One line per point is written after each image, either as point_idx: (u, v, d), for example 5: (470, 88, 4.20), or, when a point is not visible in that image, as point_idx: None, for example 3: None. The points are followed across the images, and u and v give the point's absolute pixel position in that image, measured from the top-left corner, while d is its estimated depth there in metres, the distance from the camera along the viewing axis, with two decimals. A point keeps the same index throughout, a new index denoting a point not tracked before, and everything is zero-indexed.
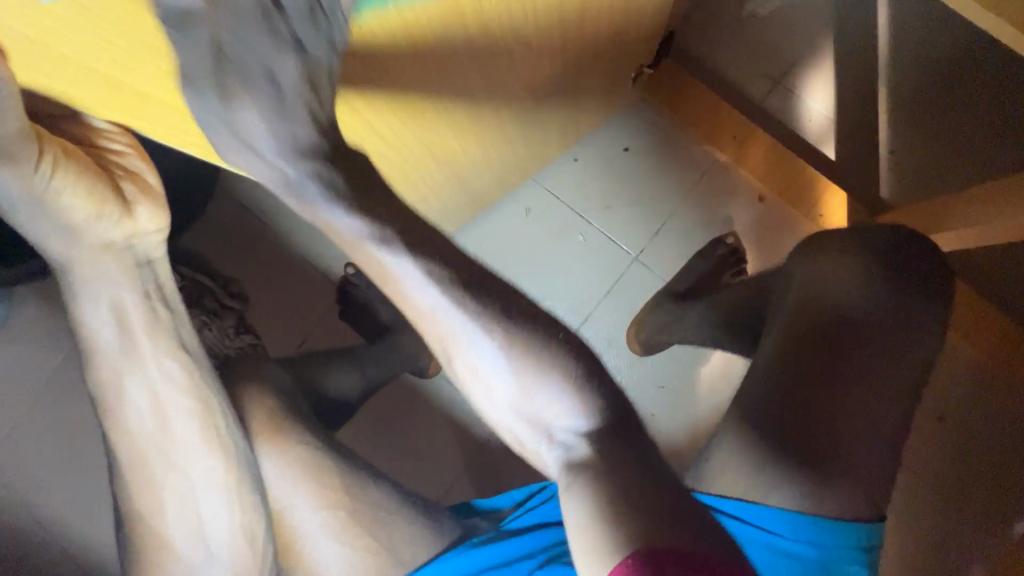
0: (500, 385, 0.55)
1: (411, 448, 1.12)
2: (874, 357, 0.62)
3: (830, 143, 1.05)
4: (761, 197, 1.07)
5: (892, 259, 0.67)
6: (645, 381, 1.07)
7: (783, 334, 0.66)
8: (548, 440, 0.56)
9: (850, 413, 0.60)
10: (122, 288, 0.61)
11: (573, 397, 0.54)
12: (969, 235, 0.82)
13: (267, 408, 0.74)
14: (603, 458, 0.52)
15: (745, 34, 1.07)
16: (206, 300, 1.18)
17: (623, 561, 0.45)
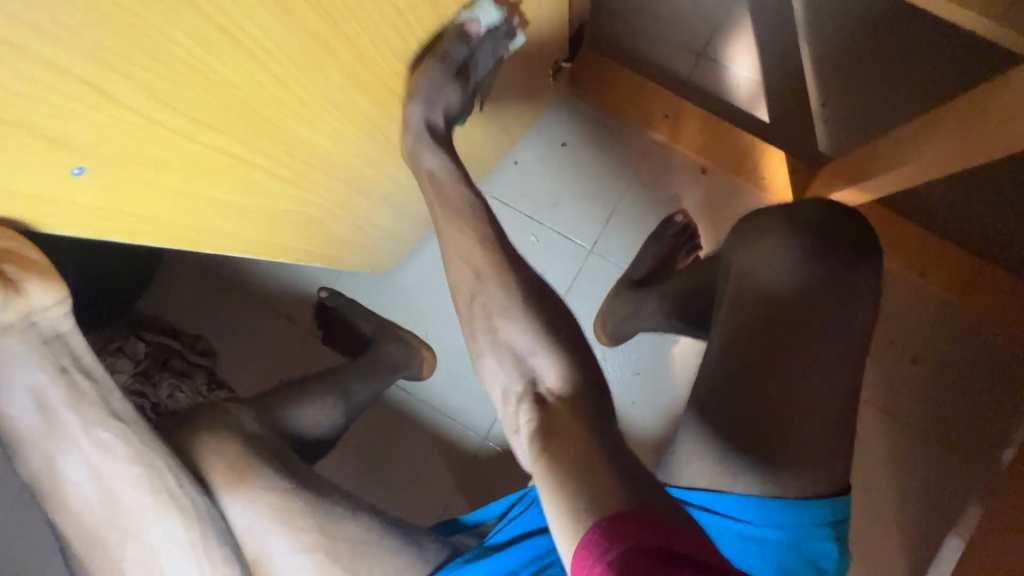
0: (506, 338, 0.61)
1: (400, 478, 1.10)
2: (817, 328, 0.61)
3: (762, 107, 1.06)
4: (704, 169, 1.06)
5: (819, 228, 0.65)
6: (621, 370, 1.06)
7: (719, 333, 0.64)
8: (524, 398, 0.59)
9: (802, 386, 0.60)
10: (37, 371, 0.49)
11: (553, 360, 0.58)
12: (898, 176, 0.81)
13: (232, 451, 0.68)
14: (576, 424, 0.54)
15: (663, 12, 1.07)
16: (173, 362, 1.14)
17: (589, 529, 0.46)
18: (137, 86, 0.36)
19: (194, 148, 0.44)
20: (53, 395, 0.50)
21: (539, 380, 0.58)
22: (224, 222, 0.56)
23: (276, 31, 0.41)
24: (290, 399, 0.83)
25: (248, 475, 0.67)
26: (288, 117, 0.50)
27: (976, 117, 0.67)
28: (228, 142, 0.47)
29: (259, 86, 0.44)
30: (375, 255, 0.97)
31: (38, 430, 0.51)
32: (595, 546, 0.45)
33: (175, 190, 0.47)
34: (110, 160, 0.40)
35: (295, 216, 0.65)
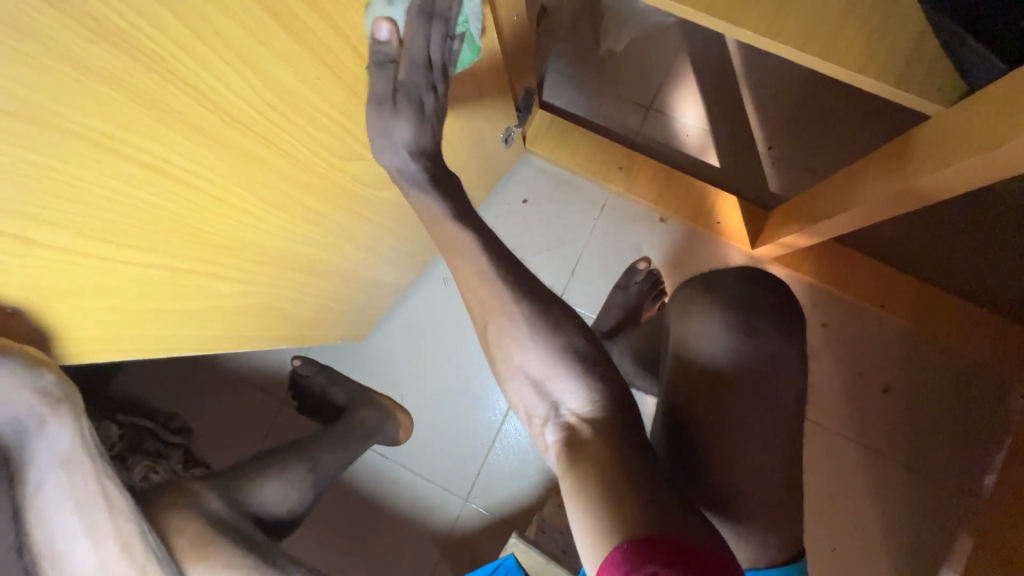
0: (527, 356, 0.56)
1: (382, 547, 1.07)
2: (759, 385, 0.63)
3: (711, 153, 1.09)
4: (661, 219, 1.09)
5: (747, 301, 0.68)
6: None
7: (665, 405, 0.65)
8: (552, 419, 0.55)
9: (750, 440, 0.62)
10: (94, 486, 0.48)
11: (580, 377, 0.54)
12: (839, 222, 0.79)
13: (192, 527, 0.63)
14: (606, 444, 0.51)
15: (609, 71, 1.11)
16: (148, 443, 1.10)
17: (616, 548, 0.42)
18: (63, 228, 0.37)
19: (134, 270, 0.45)
20: (105, 502, 0.49)
21: (563, 402, 0.55)
22: (170, 328, 0.56)
23: (203, 156, 0.43)
24: (247, 476, 0.77)
25: (213, 552, 0.61)
26: (228, 225, 0.51)
27: (898, 143, 0.68)
28: (170, 258, 0.48)
29: (195, 205, 0.46)
30: (343, 330, 0.98)
31: (70, 537, 0.48)
32: (618, 567, 0.41)
33: (121, 310, 0.47)
34: (47, 298, 0.40)
35: (248, 310, 0.65)
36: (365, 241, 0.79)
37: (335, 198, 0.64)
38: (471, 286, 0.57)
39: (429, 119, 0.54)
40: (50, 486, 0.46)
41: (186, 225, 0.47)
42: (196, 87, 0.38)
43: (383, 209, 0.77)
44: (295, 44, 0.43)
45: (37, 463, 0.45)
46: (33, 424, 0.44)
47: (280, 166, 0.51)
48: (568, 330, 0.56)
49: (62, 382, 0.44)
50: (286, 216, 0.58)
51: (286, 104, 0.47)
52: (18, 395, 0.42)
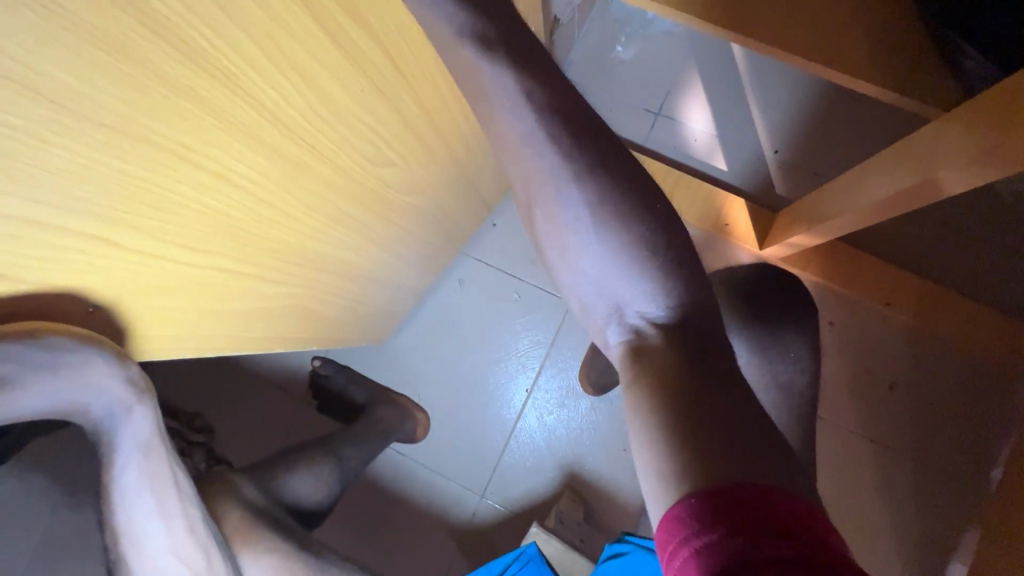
0: (593, 254, 0.56)
1: (400, 541, 1.10)
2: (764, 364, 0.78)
3: (719, 157, 1.13)
4: (671, 221, 1.12)
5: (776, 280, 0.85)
6: (611, 418, 1.11)
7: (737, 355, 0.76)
8: (616, 319, 0.57)
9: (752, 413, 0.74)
10: (166, 470, 0.53)
11: (650, 282, 0.55)
12: (838, 226, 0.83)
13: (235, 516, 0.66)
14: (672, 353, 0.52)
15: (618, 78, 1.15)
16: (171, 441, 1.16)
17: (684, 502, 0.43)
18: (142, 232, 0.41)
19: (195, 271, 0.49)
20: (175, 485, 0.54)
21: (629, 303, 0.56)
22: (218, 328, 0.59)
23: (259, 164, 0.46)
24: (279, 468, 0.79)
25: (257, 539, 0.65)
26: (274, 229, 0.55)
27: (904, 141, 0.70)
28: (226, 260, 0.51)
29: (249, 210, 0.49)
30: (367, 330, 1.01)
31: (144, 517, 0.53)
32: (684, 523, 0.41)
33: (181, 309, 0.51)
34: (124, 299, 0.44)
35: (283, 311, 0.69)
36: (389, 244, 0.83)
37: (366, 203, 0.67)
38: (530, 181, 0.56)
39: None
40: (132, 469, 0.51)
41: (239, 228, 0.50)
42: (259, 100, 0.41)
43: (407, 213, 0.81)
44: (342, 58, 0.47)
45: (122, 449, 0.49)
46: (121, 412, 0.48)
47: (323, 173, 0.55)
48: (635, 232, 0.56)
49: (144, 376, 0.48)
50: (324, 221, 0.62)
51: (333, 115, 0.50)
52: (111, 388, 0.46)
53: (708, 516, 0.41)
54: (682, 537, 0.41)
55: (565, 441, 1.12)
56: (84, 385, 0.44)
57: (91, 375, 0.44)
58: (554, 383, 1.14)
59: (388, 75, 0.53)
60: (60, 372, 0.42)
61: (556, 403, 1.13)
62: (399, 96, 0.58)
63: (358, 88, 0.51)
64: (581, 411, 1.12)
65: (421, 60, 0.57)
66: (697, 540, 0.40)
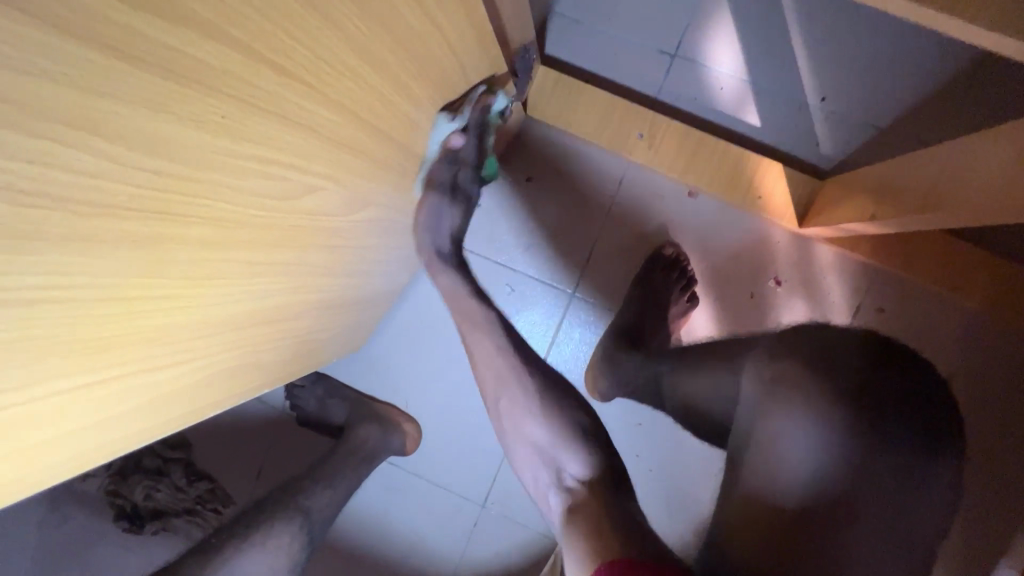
0: (534, 429, 0.68)
1: (399, 557, 1.03)
2: (860, 492, 0.58)
3: (750, 109, 0.90)
4: (690, 193, 0.93)
5: (860, 393, 0.62)
6: (620, 430, 0.93)
7: (746, 498, 0.60)
8: (555, 485, 0.64)
9: (827, 559, 0.56)
10: None
11: (576, 450, 0.65)
12: (911, 223, 0.65)
13: None
14: (598, 509, 0.59)
15: (622, 11, 0.90)
16: (145, 461, 1.08)
17: (596, 571, 0.52)
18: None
19: (32, 409, 0.33)
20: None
21: (564, 468, 0.65)
22: (115, 435, 0.44)
23: (65, 262, 0.29)
24: (223, 557, 0.71)
25: None
26: (145, 315, 0.38)
27: (1005, 130, 0.51)
28: (82, 375, 0.36)
29: (82, 316, 0.33)
30: (331, 351, 0.86)
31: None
32: None
33: (30, 453, 0.36)
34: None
35: (212, 380, 0.54)
36: (342, 270, 0.66)
37: (286, 242, 0.49)
38: (490, 369, 0.73)
39: (460, 206, 0.77)
40: None
41: (71, 341, 0.33)
42: (13, 188, 0.24)
43: (359, 231, 0.63)
44: (159, 75, 0.28)
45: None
46: None
47: (195, 234, 0.38)
48: (567, 409, 0.68)
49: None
50: (227, 279, 0.45)
51: (181, 161, 0.32)
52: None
53: (615, 575, 0.50)
54: None
55: None
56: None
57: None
58: None
59: (263, 82, 0.34)
60: None
61: None
62: (296, 105, 0.39)
63: (213, 115, 0.32)
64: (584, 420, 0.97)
65: (320, 49, 0.38)
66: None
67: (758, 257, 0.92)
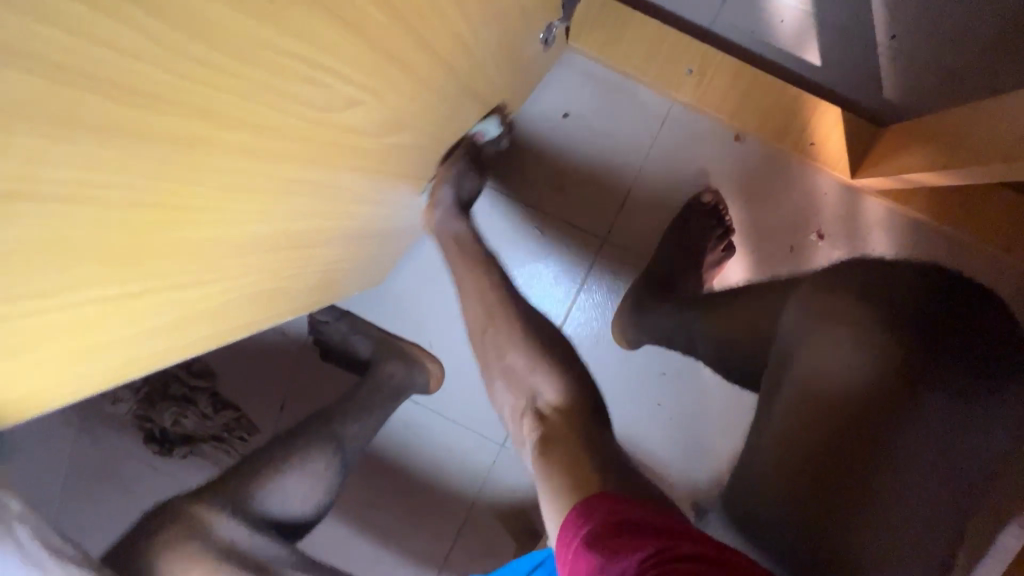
0: (513, 357, 0.71)
1: (418, 488, 1.06)
2: (895, 439, 0.59)
3: (811, 46, 0.84)
4: (737, 136, 0.88)
5: (913, 326, 0.63)
6: (644, 377, 0.93)
7: (784, 415, 0.64)
8: (529, 410, 0.67)
9: (857, 481, 0.59)
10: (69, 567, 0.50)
11: (546, 374, 0.68)
12: (977, 172, 0.61)
13: (197, 561, 0.60)
14: (568, 432, 0.62)
15: None
16: (172, 388, 1.10)
17: (571, 511, 0.52)
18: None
19: (61, 310, 0.33)
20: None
21: (539, 391, 0.67)
22: (148, 347, 0.45)
23: (99, 158, 0.27)
24: (260, 476, 0.71)
25: None
26: (178, 225, 0.37)
27: None
28: (99, 288, 0.34)
29: (119, 221, 0.31)
30: (352, 288, 0.84)
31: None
32: (574, 524, 0.50)
33: (47, 361, 0.36)
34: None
35: (240, 301, 0.53)
36: (374, 196, 0.63)
37: (323, 159, 0.47)
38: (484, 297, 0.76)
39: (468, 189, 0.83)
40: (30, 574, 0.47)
41: (108, 245, 0.32)
42: (45, 58, 0.21)
43: (395, 155, 0.60)
44: None
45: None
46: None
47: (234, 139, 0.35)
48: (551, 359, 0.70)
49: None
50: (257, 195, 0.42)
51: (224, 51, 0.29)
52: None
53: (592, 513, 0.50)
54: (573, 536, 0.49)
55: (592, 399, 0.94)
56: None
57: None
58: (581, 330, 0.93)
59: None
60: None
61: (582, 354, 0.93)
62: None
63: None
64: (608, 366, 0.93)
65: None
66: (587, 535, 0.48)
67: (802, 206, 0.88)
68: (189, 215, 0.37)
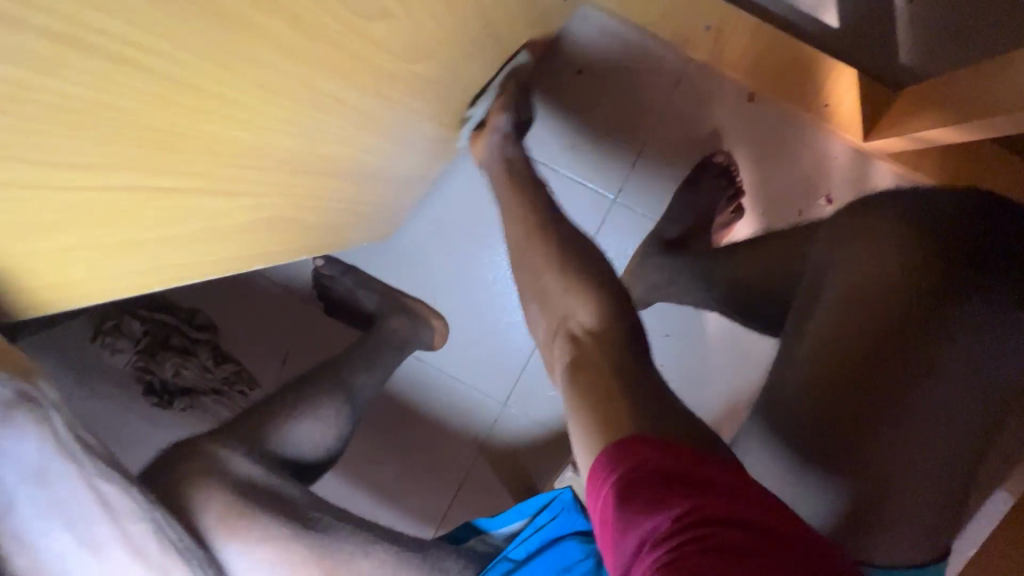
0: (548, 279, 0.61)
1: (420, 443, 1.07)
2: (935, 347, 0.54)
3: (830, 10, 0.83)
4: (750, 96, 0.88)
5: (958, 244, 0.57)
6: (648, 337, 0.93)
7: (813, 336, 0.58)
8: (561, 332, 0.58)
9: (888, 404, 0.54)
10: (82, 493, 0.46)
11: (583, 300, 0.58)
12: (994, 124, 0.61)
13: (218, 499, 0.60)
14: (602, 351, 0.54)
15: None
16: (173, 339, 1.09)
17: (600, 454, 0.46)
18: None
19: (96, 192, 0.33)
20: (102, 504, 0.47)
21: (577, 313, 0.58)
22: (172, 255, 0.45)
23: (152, 18, 0.27)
24: (274, 421, 0.71)
25: (245, 522, 0.59)
26: (215, 121, 0.36)
27: None
28: (139, 176, 0.34)
29: (161, 101, 0.31)
30: (362, 237, 0.84)
31: (66, 554, 0.46)
32: (602, 468, 0.45)
33: (82, 248, 0.37)
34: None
35: (259, 225, 0.53)
36: (394, 131, 0.63)
37: (352, 75, 0.46)
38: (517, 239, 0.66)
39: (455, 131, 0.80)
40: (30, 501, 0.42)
41: (147, 126, 0.32)
42: None
43: (417, 87, 0.59)
44: None
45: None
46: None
47: (273, 30, 0.34)
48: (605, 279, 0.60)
49: (11, 382, 0.41)
50: (287, 103, 0.42)
51: None
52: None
53: (622, 456, 0.44)
54: (599, 484, 0.44)
55: None
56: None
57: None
58: None
59: None
60: None
61: None
62: None
63: None
64: None
65: None
66: (614, 486, 0.43)
67: (809, 170, 0.88)
68: (225, 109, 0.36)
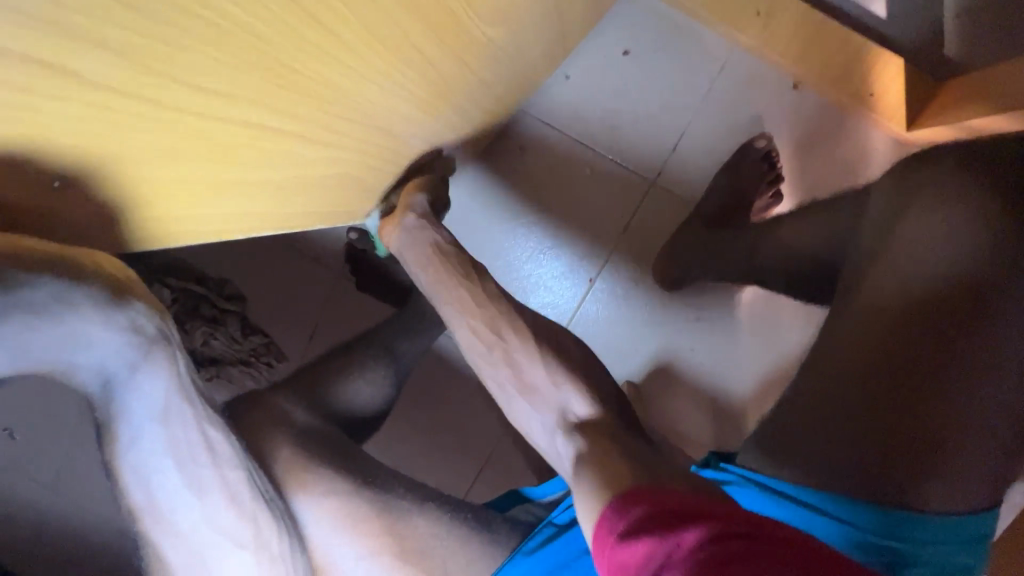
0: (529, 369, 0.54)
1: (447, 419, 1.08)
2: (994, 304, 0.50)
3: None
4: (795, 84, 0.90)
5: (1020, 194, 0.52)
6: (682, 317, 0.94)
7: (863, 301, 0.54)
8: (559, 426, 0.52)
9: (939, 367, 0.50)
10: (192, 435, 0.46)
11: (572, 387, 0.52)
12: None
13: (283, 447, 0.60)
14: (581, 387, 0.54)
15: None
16: (202, 308, 1.06)
17: (602, 514, 0.43)
18: (105, 55, 0.26)
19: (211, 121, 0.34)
20: (210, 449, 0.48)
21: (564, 402, 0.52)
22: (262, 203, 0.46)
23: None
24: (328, 379, 0.71)
25: (309, 476, 0.59)
26: (320, 59, 0.37)
27: None
28: (255, 110, 0.36)
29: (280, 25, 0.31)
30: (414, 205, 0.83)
31: (171, 492, 0.46)
32: (607, 527, 0.41)
33: (192, 183, 0.38)
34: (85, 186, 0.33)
35: (334, 179, 0.54)
36: (459, 100, 0.64)
37: (439, 33, 0.47)
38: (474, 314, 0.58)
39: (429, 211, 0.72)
40: (151, 438, 0.44)
41: (265, 51, 0.32)
42: None
43: (487, 56, 0.60)
44: None
45: (131, 416, 0.43)
46: (124, 374, 0.41)
47: None
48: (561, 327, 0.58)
49: (153, 317, 0.42)
50: (386, 54, 0.43)
51: None
52: (109, 335, 0.40)
53: (625, 509, 0.41)
54: (608, 541, 0.40)
55: (623, 342, 0.94)
56: (72, 339, 0.38)
57: (75, 324, 0.38)
58: (621, 272, 0.94)
59: None
60: (38, 319, 0.36)
61: (622, 291, 0.94)
62: None
63: None
64: (648, 303, 0.94)
65: None
66: (626, 532, 0.40)
67: (853, 154, 0.89)
68: (332, 47, 0.37)
